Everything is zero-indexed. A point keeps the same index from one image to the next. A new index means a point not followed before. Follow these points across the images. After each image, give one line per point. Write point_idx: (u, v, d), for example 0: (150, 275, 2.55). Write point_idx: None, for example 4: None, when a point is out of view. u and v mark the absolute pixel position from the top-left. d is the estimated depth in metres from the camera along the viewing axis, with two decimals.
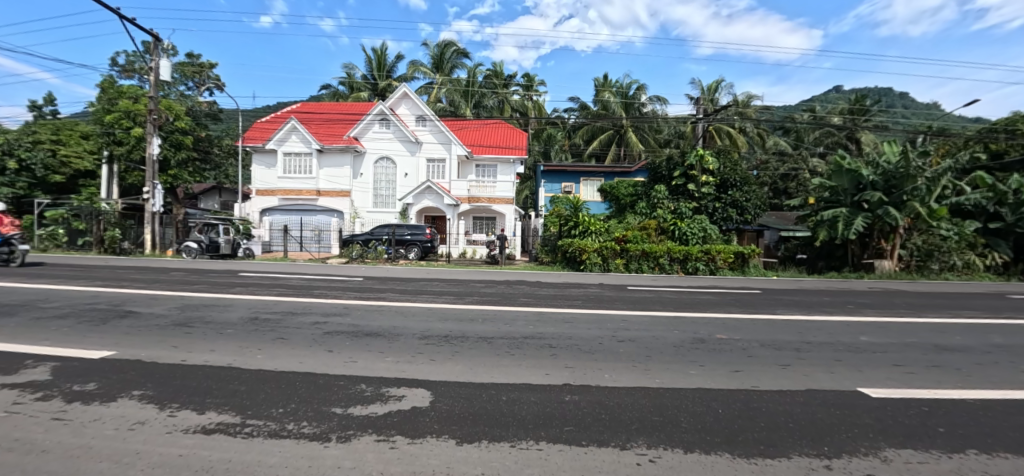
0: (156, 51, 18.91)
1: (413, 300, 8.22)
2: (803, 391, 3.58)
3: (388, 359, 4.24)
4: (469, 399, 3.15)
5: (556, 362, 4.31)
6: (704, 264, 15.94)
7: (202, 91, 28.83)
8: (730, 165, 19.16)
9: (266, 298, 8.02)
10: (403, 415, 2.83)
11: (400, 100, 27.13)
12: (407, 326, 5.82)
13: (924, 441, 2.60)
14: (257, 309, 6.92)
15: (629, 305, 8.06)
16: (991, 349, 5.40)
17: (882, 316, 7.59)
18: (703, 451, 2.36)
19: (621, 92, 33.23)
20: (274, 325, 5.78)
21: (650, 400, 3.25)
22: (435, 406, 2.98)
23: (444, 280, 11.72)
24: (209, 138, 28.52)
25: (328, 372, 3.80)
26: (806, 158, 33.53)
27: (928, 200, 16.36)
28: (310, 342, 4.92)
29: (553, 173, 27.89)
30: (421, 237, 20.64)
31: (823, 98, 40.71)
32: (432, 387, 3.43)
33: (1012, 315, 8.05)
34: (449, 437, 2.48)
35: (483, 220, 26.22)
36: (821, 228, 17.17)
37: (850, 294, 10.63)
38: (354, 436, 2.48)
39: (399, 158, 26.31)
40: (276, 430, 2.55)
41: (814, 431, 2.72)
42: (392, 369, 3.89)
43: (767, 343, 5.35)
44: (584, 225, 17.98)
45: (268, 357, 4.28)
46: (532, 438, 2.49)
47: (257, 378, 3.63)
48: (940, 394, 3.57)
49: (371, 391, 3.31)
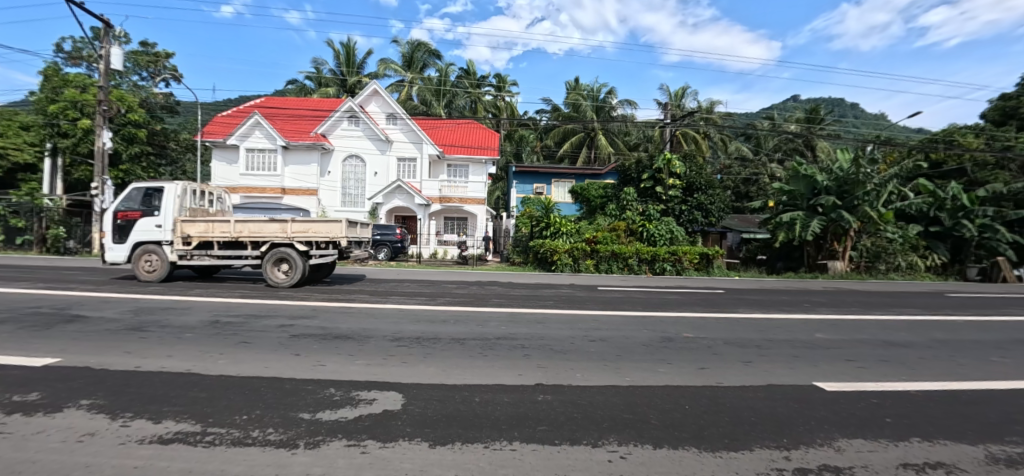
0: (106, 38, 17.73)
1: (384, 301, 8.05)
2: (763, 386, 3.74)
3: (360, 362, 4.15)
4: (443, 401, 3.12)
5: (529, 362, 4.33)
6: (672, 265, 16.51)
7: (159, 82, 27.31)
8: (695, 169, 19.75)
9: (228, 300, 7.67)
10: (375, 418, 2.77)
11: (369, 97, 26.60)
12: (378, 329, 5.70)
13: (874, 431, 2.76)
14: (219, 312, 6.59)
15: (600, 306, 8.17)
16: (933, 344, 5.80)
17: (837, 314, 8.03)
18: (671, 446, 2.43)
19: (591, 96, 33.75)
20: (237, 328, 5.53)
21: (622, 398, 3.32)
22: (407, 409, 2.93)
23: (415, 281, 11.54)
24: (165, 132, 26.90)
25: (295, 376, 3.67)
26: (766, 164, 35.05)
27: (877, 205, 17.35)
28: (276, 346, 4.74)
29: (525, 174, 27.93)
30: (392, 237, 20.34)
31: (782, 106, 42.70)
32: (404, 389, 3.38)
33: (948, 312, 8.70)
34: (422, 439, 2.45)
35: (455, 220, 26.13)
36: (780, 230, 17.97)
37: (808, 294, 11.18)
38: (324, 442, 2.40)
39: (369, 157, 25.78)
40: (240, 437, 2.45)
41: (776, 424, 2.84)
42: (363, 373, 3.80)
43: (731, 341, 5.54)
44: (555, 226, 18.00)
45: (231, 361, 4.11)
46: (506, 438, 2.49)
47: (220, 384, 3.46)
48: (886, 386, 3.83)
49: (341, 395, 3.21)
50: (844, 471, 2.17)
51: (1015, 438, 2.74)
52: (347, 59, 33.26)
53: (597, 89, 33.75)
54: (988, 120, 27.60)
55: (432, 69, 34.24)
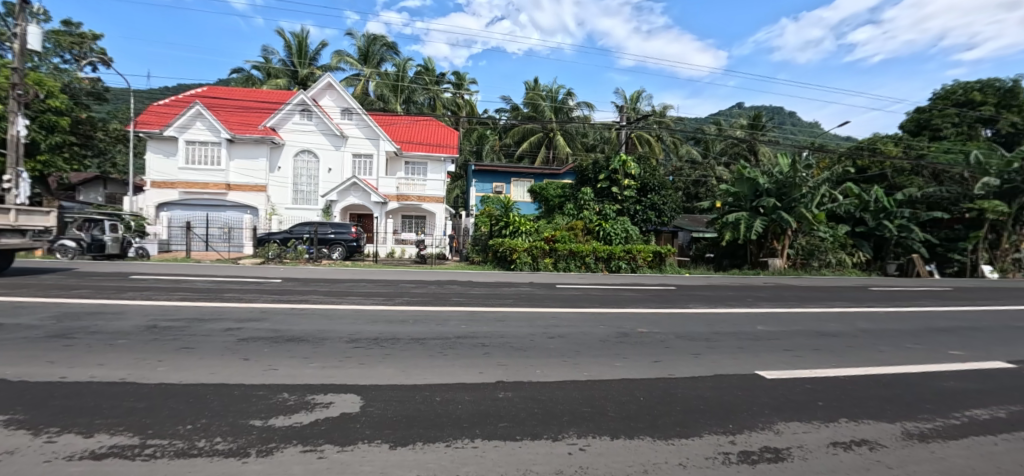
0: (21, 14, 15.92)
1: (339, 301, 7.80)
2: (712, 376, 3.96)
3: (314, 365, 4.00)
4: (403, 402, 3.06)
5: (489, 360, 4.34)
6: (627, 263, 17.25)
7: (85, 66, 24.90)
8: (649, 170, 20.48)
9: (166, 303, 7.15)
10: (332, 422, 2.68)
11: (323, 90, 25.35)
12: (335, 330, 5.52)
13: (809, 414, 3.00)
14: (156, 316, 6.11)
15: (559, 303, 8.33)
16: (858, 333, 6.38)
17: (776, 307, 8.64)
18: (627, 436, 2.52)
19: (550, 96, 34.24)
20: (178, 333, 5.17)
21: (581, 392, 3.40)
22: (367, 411, 2.87)
23: (371, 281, 11.25)
24: (91, 121, 24.70)
25: (244, 382, 3.48)
26: (714, 166, 36.91)
27: (811, 206, 18.54)
28: (223, 350, 4.48)
29: (485, 172, 27.95)
30: (347, 236, 19.66)
31: (727, 112, 45.31)
32: (362, 391, 3.29)
33: (870, 304, 9.61)
34: (382, 441, 2.40)
35: (413, 219, 25.75)
36: (727, 230, 19.09)
37: (750, 289, 11.96)
38: (277, 449, 2.30)
39: (322, 152, 24.81)
40: (184, 448, 2.30)
41: (723, 411, 3.02)
42: (319, 376, 3.67)
43: (682, 335, 5.83)
44: (514, 225, 18.13)
45: (173, 368, 3.84)
46: (468, 436, 2.48)
47: (161, 393, 3.22)
48: (820, 372, 4.16)
49: (295, 399, 3.09)
50: (783, 452, 2.34)
51: (925, 415, 3.07)
52: (299, 50, 31.84)
53: (556, 90, 34.23)
54: (906, 130, 30.57)
55: (390, 64, 33.48)
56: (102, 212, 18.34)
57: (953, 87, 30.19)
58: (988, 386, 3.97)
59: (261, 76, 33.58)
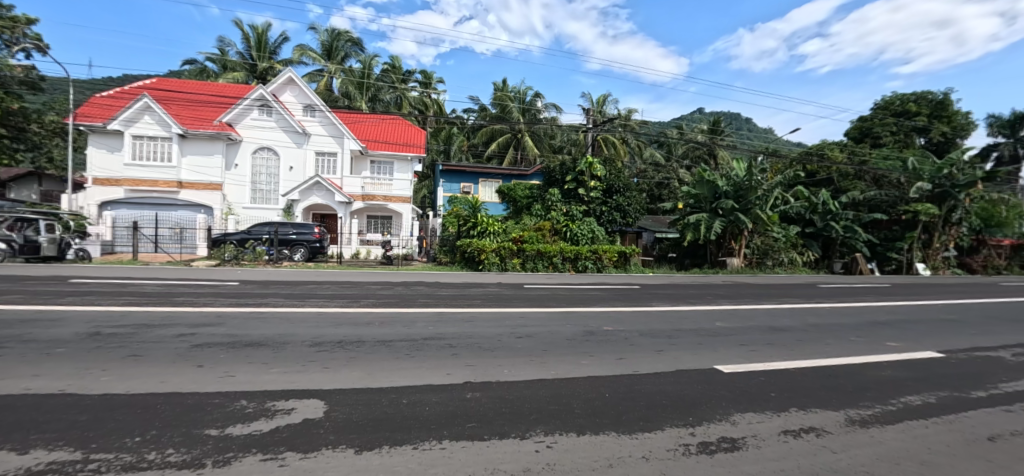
0: None
1: (302, 304, 7.55)
2: (674, 371, 4.10)
3: (274, 370, 3.85)
4: (368, 405, 3.00)
5: (457, 360, 4.32)
6: (593, 263, 17.57)
7: (16, 52, 22.88)
8: (614, 172, 20.93)
9: (110, 308, 6.68)
10: (293, 429, 2.59)
11: (283, 85, 24.68)
12: (296, 334, 5.33)
13: (764, 405, 3.15)
14: (99, 323, 5.69)
15: (527, 303, 8.39)
16: (807, 327, 6.78)
17: (734, 304, 9.04)
18: (593, 432, 2.57)
19: (518, 98, 34.42)
20: (124, 340, 4.84)
21: (548, 390, 3.43)
22: (331, 416, 2.78)
23: (333, 282, 10.93)
24: (25, 112, 22.72)
25: (198, 390, 3.30)
26: (676, 169, 38.17)
27: (765, 208, 19.49)
28: (173, 358, 4.22)
29: (453, 172, 27.80)
30: (309, 237, 19.01)
31: (688, 116, 46.99)
32: (326, 395, 3.19)
33: (818, 300, 10.23)
34: (347, 446, 2.33)
35: (379, 219, 25.35)
36: (689, 230, 19.79)
37: (710, 287, 12.46)
38: (235, 458, 2.19)
39: (282, 150, 23.92)
40: (133, 462, 2.15)
41: (685, 404, 3.12)
42: (279, 381, 3.53)
43: (646, 332, 6.00)
44: (482, 225, 18.08)
45: (117, 377, 3.59)
46: (435, 438, 2.45)
47: (105, 404, 3.00)
48: (774, 365, 4.38)
49: (254, 407, 2.96)
50: (739, 441, 2.45)
51: (867, 402, 3.29)
52: (258, 44, 30.56)
53: (524, 91, 34.46)
54: (850, 137, 32.68)
55: (355, 61, 32.76)
56: (37, 212, 16.81)
57: (892, 98, 32.54)
58: (921, 374, 4.31)
59: (216, 69, 31.96)
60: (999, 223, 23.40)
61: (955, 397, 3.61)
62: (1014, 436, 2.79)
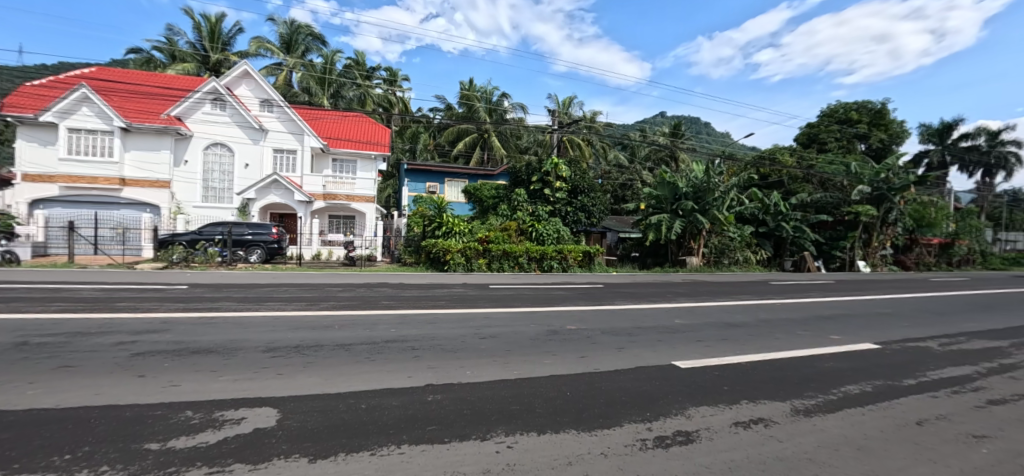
0: None
1: (256, 308, 7.24)
2: (634, 368, 4.21)
3: (225, 378, 3.68)
4: (325, 412, 2.91)
5: (419, 363, 4.27)
6: (558, 262, 17.82)
7: None
8: (579, 173, 21.28)
9: (36, 316, 6.14)
10: (243, 439, 2.48)
11: (238, 79, 23.81)
12: (249, 339, 5.11)
13: (717, 398, 3.29)
14: (24, 332, 5.22)
15: (492, 303, 8.40)
16: (758, 323, 7.15)
17: (692, 301, 9.40)
18: (553, 430, 2.60)
19: (485, 97, 34.36)
20: (54, 350, 4.48)
21: (510, 390, 3.45)
22: (284, 424, 2.68)
23: (291, 285, 10.57)
24: None
25: (138, 401, 3.10)
26: (639, 171, 39.22)
27: (722, 209, 20.34)
28: (110, 368, 3.93)
29: (418, 172, 27.48)
30: (267, 237, 18.26)
31: (651, 120, 48.49)
32: (281, 403, 3.08)
33: (768, 296, 10.81)
34: (301, 455, 2.25)
35: (341, 219, 24.57)
36: (651, 231, 20.43)
37: (670, 285, 12.89)
38: (178, 473, 2.08)
39: (237, 146, 22.84)
40: None
41: (642, 400, 3.22)
42: (231, 389, 3.37)
43: (608, 330, 6.14)
44: (448, 225, 17.91)
45: (45, 390, 3.32)
46: (394, 443, 2.41)
47: (30, 420, 2.76)
48: (728, 360, 4.59)
49: (201, 417, 2.81)
50: (693, 434, 2.55)
51: (811, 393, 3.51)
52: (211, 34, 29.03)
53: (491, 91, 34.45)
54: (800, 142, 34.62)
55: (316, 55, 31.80)
56: None
57: (836, 107, 34.75)
58: (859, 364, 4.64)
59: (164, 60, 30.12)
60: (930, 224, 25.57)
61: (888, 385, 3.91)
62: (939, 420, 3.06)
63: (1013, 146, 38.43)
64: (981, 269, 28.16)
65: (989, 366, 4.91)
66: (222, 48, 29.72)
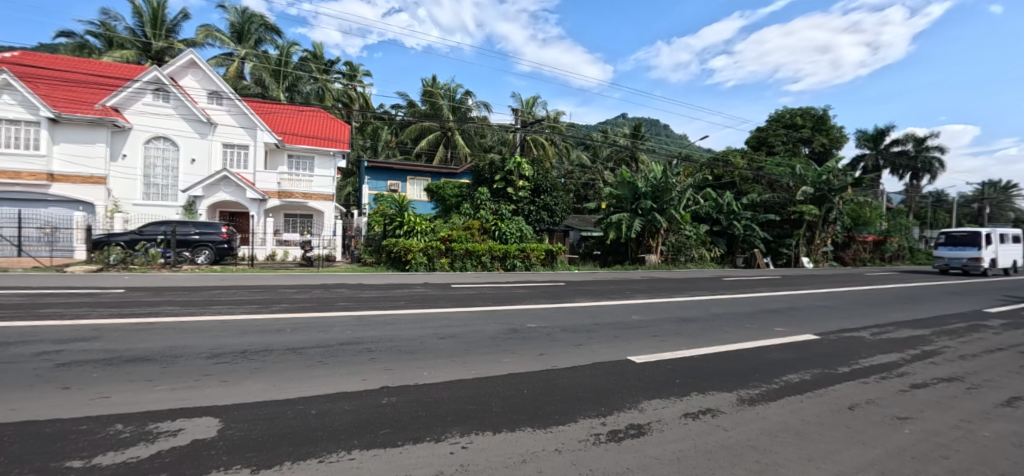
0: None
1: (200, 312, 6.86)
2: (590, 364, 4.33)
3: (161, 388, 3.45)
4: (271, 420, 2.80)
5: (374, 365, 4.19)
6: (521, 261, 17.94)
7: None
8: (542, 172, 21.43)
9: None
10: (182, 451, 2.34)
11: (184, 68, 22.39)
12: (192, 345, 4.85)
13: (669, 391, 3.43)
14: None
15: (453, 303, 8.36)
16: (711, 317, 7.50)
17: (649, 298, 9.73)
18: (509, 429, 2.63)
19: (448, 95, 33.94)
20: None
21: (466, 390, 3.46)
22: (226, 434, 2.56)
23: (240, 287, 10.08)
24: None
25: (59, 416, 2.87)
26: (601, 171, 39.98)
27: (678, 209, 21.23)
28: (28, 381, 3.62)
29: (379, 170, 26.93)
30: (215, 237, 17.26)
31: (614, 121, 49.54)
32: (224, 412, 2.93)
33: (720, 292, 11.35)
34: (243, 466, 2.16)
35: (297, 217, 23.62)
36: (612, 229, 21.03)
37: (629, 283, 13.29)
38: None
39: (182, 140, 21.59)
40: None
41: (597, 396, 3.30)
42: (169, 400, 3.18)
43: (566, 328, 6.26)
44: (410, 224, 17.77)
45: None
46: (344, 448, 2.36)
47: None
48: (680, 353, 4.78)
49: (133, 430, 2.62)
50: (644, 427, 2.65)
51: (755, 383, 3.72)
52: (154, 20, 27.14)
53: (454, 89, 34.10)
54: (750, 145, 36.41)
55: (270, 46, 30.50)
56: None
57: (783, 112, 36.88)
58: (799, 354, 4.96)
59: (100, 45, 27.91)
60: (866, 223, 27.37)
61: (825, 373, 4.21)
62: (868, 404, 3.32)
63: (937, 151, 42.02)
64: (909, 264, 30.69)
65: (912, 353, 5.38)
66: (167, 35, 27.87)
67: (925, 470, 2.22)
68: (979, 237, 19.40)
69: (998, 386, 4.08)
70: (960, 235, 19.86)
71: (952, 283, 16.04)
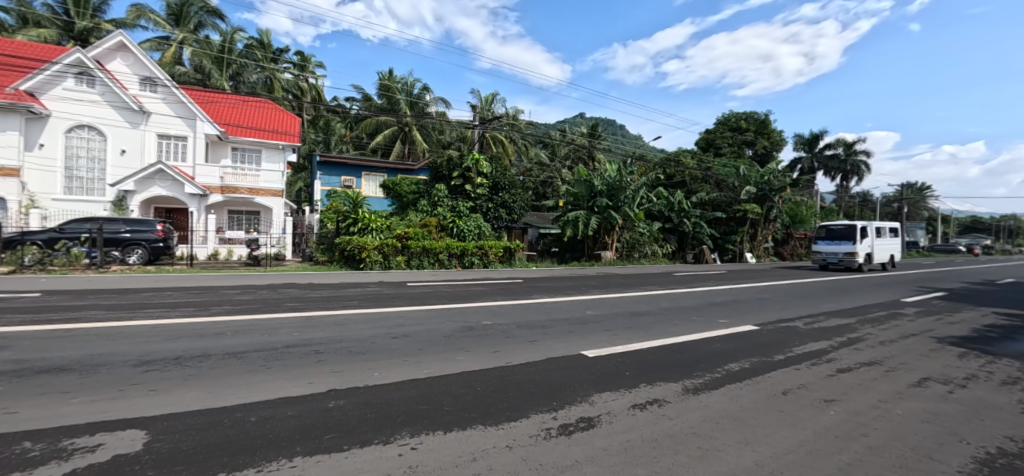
0: None
1: (126, 317, 6.34)
2: (543, 360, 4.42)
3: (80, 400, 3.18)
4: (207, 430, 2.65)
5: (322, 368, 4.08)
6: (479, 258, 17.91)
7: None
8: (500, 170, 21.49)
9: None
10: (106, 465, 2.17)
11: (112, 51, 20.54)
12: (117, 353, 4.49)
13: (618, 383, 3.57)
14: None
15: (408, 302, 8.24)
16: (660, 311, 7.84)
17: (602, 294, 10.03)
18: (460, 427, 2.65)
19: (405, 89, 33.18)
20: None
21: (417, 390, 3.44)
22: (156, 447, 2.39)
23: (176, 289, 9.42)
24: None
25: None
26: (559, 170, 40.27)
27: (631, 207, 22.04)
28: None
29: (332, 165, 26.08)
30: (149, 236, 15.90)
31: (572, 120, 50.27)
32: (153, 424, 2.74)
33: (669, 287, 11.89)
34: None
35: (243, 215, 22.50)
36: (569, 226, 21.47)
37: (584, 279, 13.63)
38: None
39: (110, 129, 19.85)
40: None
41: (549, 391, 3.39)
42: (90, 413, 2.92)
43: (522, 324, 6.34)
44: (364, 221, 17.35)
45: None
46: (286, 455, 2.28)
47: None
48: (630, 347, 4.98)
49: (45, 448, 2.39)
50: (594, 420, 2.75)
51: (699, 373, 3.94)
52: None
53: (412, 83, 33.38)
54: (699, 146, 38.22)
55: (212, 32, 28.58)
56: None
57: (729, 116, 38.91)
58: (739, 344, 5.31)
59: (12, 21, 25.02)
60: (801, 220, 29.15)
61: (761, 361, 4.53)
62: (799, 389, 3.61)
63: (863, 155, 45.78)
64: None
65: (839, 340, 5.89)
66: (93, 14, 25.44)
67: (845, 448, 2.45)
68: (853, 232, 19.44)
69: (909, 368, 4.56)
70: (838, 229, 19.87)
71: (874, 276, 17.63)
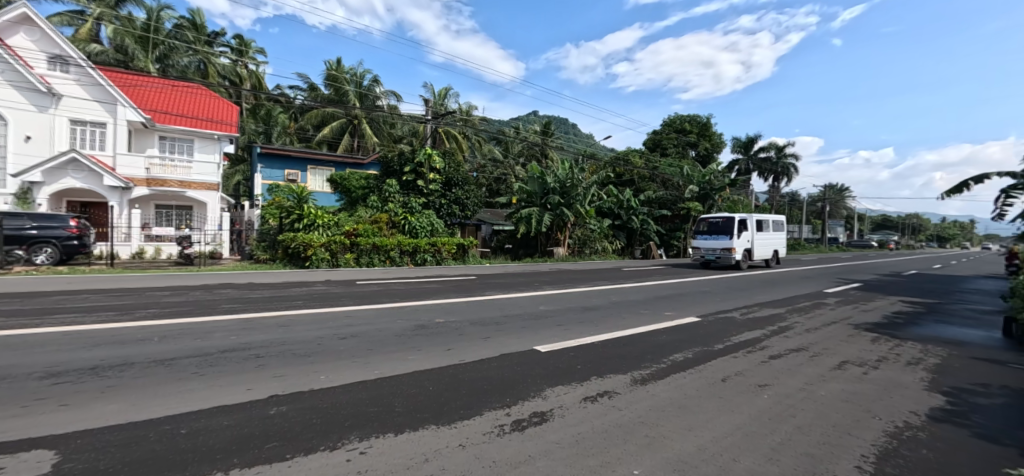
0: None
1: (27, 324, 5.66)
2: (497, 356, 4.47)
3: None
4: (131, 445, 2.45)
5: (263, 373, 3.88)
6: (432, 255, 17.61)
7: None
8: (453, 166, 21.46)
9: None
10: None
11: (14, 24, 18.12)
12: (19, 364, 4.01)
13: (570, 377, 3.69)
14: None
15: (357, 301, 8.00)
16: (610, 306, 8.15)
17: (555, 289, 10.26)
18: (411, 428, 2.63)
19: (355, 80, 31.95)
20: None
21: (366, 392, 3.37)
22: (68, 467, 2.18)
23: (92, 292, 8.54)
24: None
25: None
26: (513, 166, 40.01)
27: (583, 204, 22.62)
28: None
29: (274, 157, 24.72)
30: (61, 233, 14.26)
31: (526, 118, 50.63)
32: (65, 443, 2.49)
33: (618, 282, 12.37)
34: None
35: (173, 209, 20.77)
36: (522, 223, 21.74)
37: (538, 275, 13.84)
38: None
39: (11, 112, 17.54)
40: None
41: (502, 387, 3.43)
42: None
43: (476, 321, 6.36)
44: (310, 217, 16.58)
45: None
46: (221, 468, 2.17)
47: None
48: (582, 341, 5.14)
49: None
50: (546, 414, 2.83)
51: (646, 364, 4.15)
52: None
53: (361, 74, 32.19)
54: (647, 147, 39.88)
55: (136, 7, 25.93)
56: None
57: (675, 119, 40.80)
58: (683, 335, 5.64)
59: None
60: None
61: (702, 351, 4.84)
62: (736, 375, 3.91)
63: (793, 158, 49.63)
64: None
65: (771, 329, 6.42)
66: None
67: (776, 429, 2.68)
68: (732, 226, 19.51)
69: (830, 353, 5.06)
70: (718, 224, 19.84)
71: (799, 269, 19.26)
